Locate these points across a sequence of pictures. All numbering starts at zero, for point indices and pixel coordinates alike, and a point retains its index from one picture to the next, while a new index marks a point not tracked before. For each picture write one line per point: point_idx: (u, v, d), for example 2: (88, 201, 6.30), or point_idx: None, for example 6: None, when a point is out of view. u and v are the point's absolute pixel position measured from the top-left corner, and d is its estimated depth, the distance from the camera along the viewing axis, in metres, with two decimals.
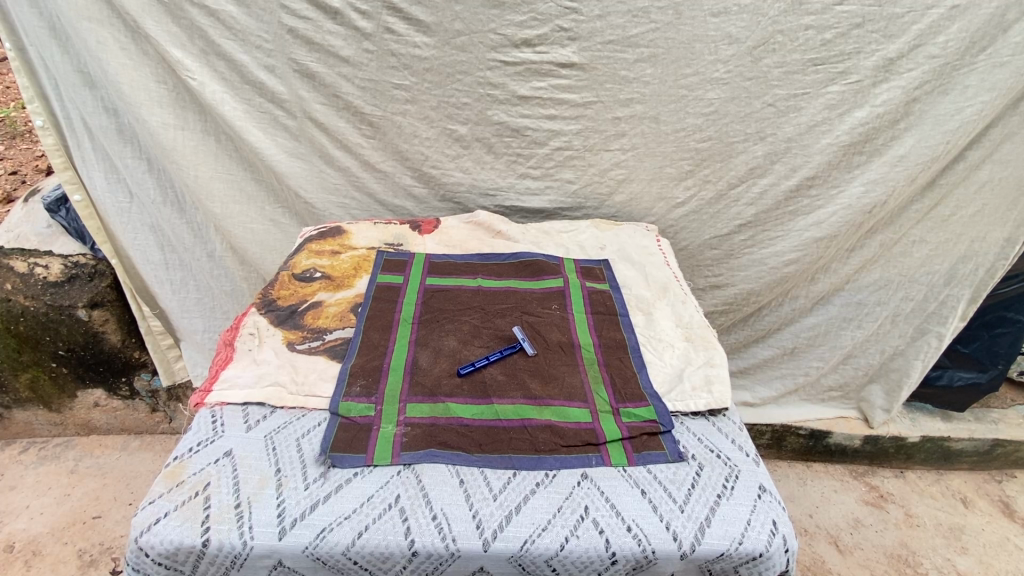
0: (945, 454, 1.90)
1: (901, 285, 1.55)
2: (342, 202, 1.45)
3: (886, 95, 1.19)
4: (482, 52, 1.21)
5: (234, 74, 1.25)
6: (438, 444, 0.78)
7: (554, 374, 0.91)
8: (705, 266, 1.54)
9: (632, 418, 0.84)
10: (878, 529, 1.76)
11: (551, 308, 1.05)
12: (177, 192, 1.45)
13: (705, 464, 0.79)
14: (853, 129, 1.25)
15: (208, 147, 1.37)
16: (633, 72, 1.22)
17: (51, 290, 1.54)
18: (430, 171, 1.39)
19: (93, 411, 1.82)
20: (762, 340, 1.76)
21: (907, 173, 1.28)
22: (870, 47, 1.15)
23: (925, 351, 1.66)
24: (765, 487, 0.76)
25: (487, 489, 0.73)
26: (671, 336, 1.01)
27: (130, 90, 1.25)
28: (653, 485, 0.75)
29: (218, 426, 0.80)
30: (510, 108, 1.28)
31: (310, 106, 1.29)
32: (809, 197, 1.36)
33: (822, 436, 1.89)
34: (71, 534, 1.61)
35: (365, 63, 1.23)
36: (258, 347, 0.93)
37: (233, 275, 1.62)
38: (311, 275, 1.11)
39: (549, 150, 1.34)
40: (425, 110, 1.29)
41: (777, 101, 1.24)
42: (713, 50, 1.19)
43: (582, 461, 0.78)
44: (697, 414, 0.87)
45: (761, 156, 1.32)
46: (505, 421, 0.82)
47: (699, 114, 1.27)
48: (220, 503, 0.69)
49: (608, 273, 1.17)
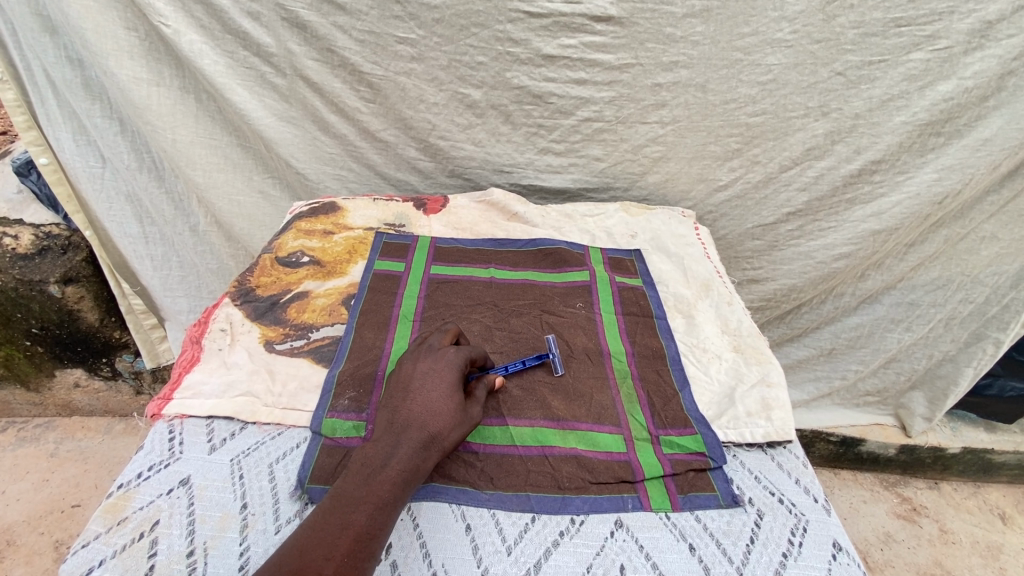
0: (985, 467, 1.76)
1: (962, 285, 1.38)
2: (338, 174, 1.29)
3: (978, 65, 1.01)
4: (502, 1, 1.02)
5: (214, 21, 1.08)
6: (439, 477, 0.64)
7: (579, 390, 0.76)
8: (744, 258, 1.38)
9: (674, 450, 0.70)
10: (911, 546, 1.63)
11: (576, 308, 0.89)
12: (154, 157, 1.30)
13: (764, 512, 0.64)
14: (934, 106, 1.07)
15: (187, 107, 1.20)
16: (679, 29, 1.04)
17: (20, 263, 1.38)
18: (437, 143, 1.22)
19: (74, 393, 1.71)
20: (796, 340, 1.61)
21: (990, 160, 1.11)
22: (966, 6, 0.96)
23: (978, 359, 1.49)
24: (840, 545, 0.62)
25: (498, 538, 0.60)
26: (717, 345, 0.86)
27: (94, 37, 1.09)
28: (703, 538, 0.61)
29: (174, 445, 0.66)
30: (532, 70, 1.10)
31: (301, 62, 1.11)
32: (872, 183, 1.19)
33: (855, 444, 1.75)
34: (48, 523, 1.50)
35: (364, 12, 1.05)
36: (229, 347, 0.78)
37: (220, 252, 1.48)
38: (297, 260, 0.95)
39: (575, 121, 1.17)
40: (433, 70, 1.12)
41: (847, 69, 1.06)
42: (778, 6, 1.00)
43: (616, 504, 0.64)
44: (752, 446, 0.72)
45: (821, 135, 1.14)
46: (521, 450, 0.68)
47: (754, 83, 1.09)
48: (169, 549, 0.56)
49: (640, 267, 1.02)
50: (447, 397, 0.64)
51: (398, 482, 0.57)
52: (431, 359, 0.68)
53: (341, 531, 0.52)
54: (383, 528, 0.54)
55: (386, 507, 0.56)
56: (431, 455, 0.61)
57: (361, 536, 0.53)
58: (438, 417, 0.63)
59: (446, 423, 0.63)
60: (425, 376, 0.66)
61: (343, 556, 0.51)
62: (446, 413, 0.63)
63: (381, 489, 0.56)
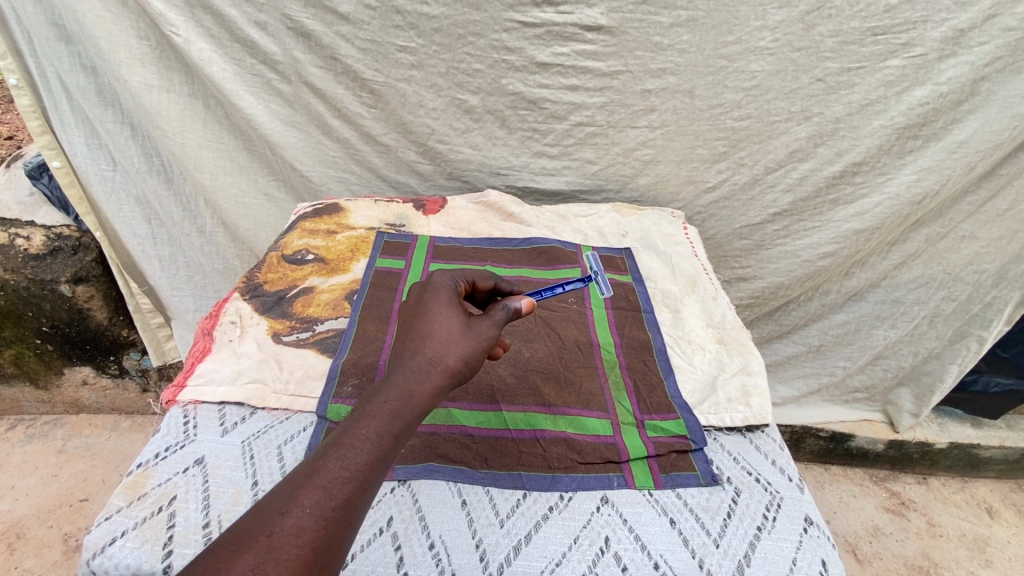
0: (972, 462, 1.80)
1: (945, 284, 1.43)
2: (340, 177, 1.34)
3: (952, 71, 1.06)
4: (498, 11, 1.07)
5: (222, 30, 1.13)
6: (437, 457, 0.69)
7: (570, 379, 0.81)
8: (732, 257, 1.43)
9: (658, 433, 0.74)
10: (899, 539, 1.66)
11: (568, 302, 0.94)
12: (163, 161, 1.35)
13: (742, 490, 0.69)
14: (911, 110, 1.12)
15: (196, 112, 1.25)
16: (667, 38, 1.09)
17: (32, 263, 1.43)
18: (436, 146, 1.27)
19: (82, 390, 1.75)
20: (785, 337, 1.66)
21: (966, 161, 1.15)
22: (939, 16, 1.01)
23: (962, 356, 1.53)
24: (812, 519, 0.66)
25: (492, 513, 0.64)
26: (701, 337, 0.91)
27: (108, 45, 1.14)
28: (683, 513, 0.65)
29: (189, 428, 0.71)
30: (527, 77, 1.15)
31: (305, 69, 1.16)
32: (854, 184, 1.24)
33: (844, 439, 1.79)
34: (57, 516, 1.54)
35: (366, 21, 1.10)
36: (239, 338, 0.83)
37: (226, 253, 1.52)
38: (302, 257, 1.00)
39: (568, 126, 1.22)
40: (432, 77, 1.17)
41: (827, 75, 1.11)
42: (760, 15, 1.05)
43: (602, 482, 0.68)
44: (732, 429, 0.77)
45: (804, 138, 1.19)
46: (514, 433, 0.73)
47: (739, 89, 1.14)
48: (186, 522, 0.60)
49: (630, 264, 1.07)
50: (443, 322, 0.62)
51: (380, 419, 0.53)
52: (432, 291, 0.66)
53: (306, 479, 0.48)
54: (362, 473, 0.49)
55: (367, 449, 0.51)
56: (426, 381, 0.56)
57: (330, 483, 0.48)
58: (432, 341, 0.59)
59: (444, 344, 0.59)
60: (424, 306, 0.64)
61: (306, 506, 0.46)
62: (441, 336, 0.60)
63: (359, 432, 0.52)
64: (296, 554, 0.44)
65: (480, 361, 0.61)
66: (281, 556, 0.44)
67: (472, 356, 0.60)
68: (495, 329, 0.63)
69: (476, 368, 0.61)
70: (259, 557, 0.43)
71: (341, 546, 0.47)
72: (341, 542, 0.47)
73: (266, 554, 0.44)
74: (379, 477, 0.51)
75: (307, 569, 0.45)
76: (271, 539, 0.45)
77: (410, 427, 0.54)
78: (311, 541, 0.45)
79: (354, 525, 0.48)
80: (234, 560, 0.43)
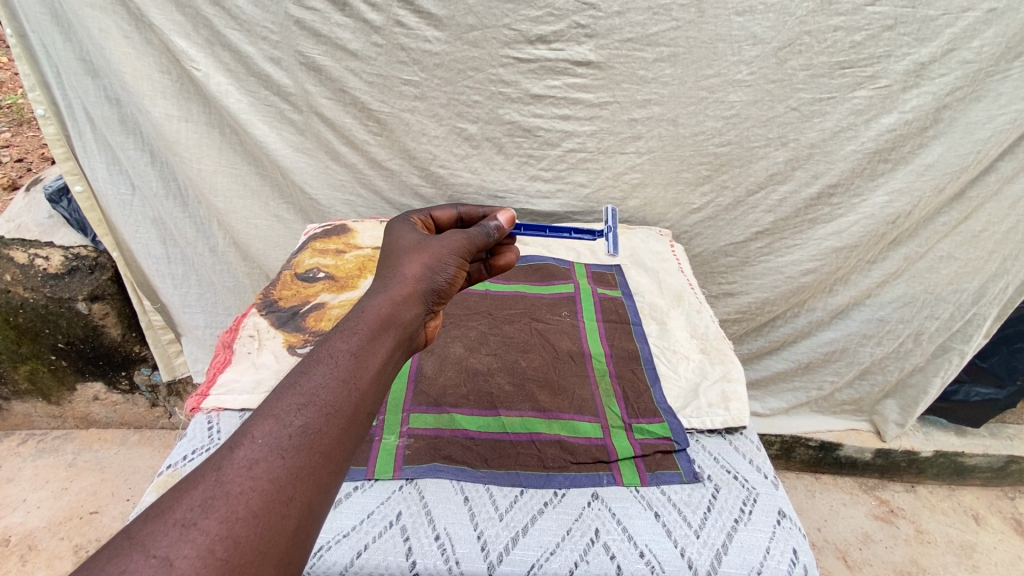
0: (958, 470, 1.84)
1: (926, 303, 1.50)
2: (346, 199, 1.42)
3: (915, 101, 1.15)
4: (495, 48, 1.16)
5: (239, 65, 1.22)
6: (441, 458, 0.75)
7: (563, 386, 0.87)
8: (719, 274, 1.50)
9: (645, 435, 0.81)
10: (888, 545, 1.70)
11: (561, 316, 1.01)
12: (179, 185, 1.42)
13: (721, 486, 0.75)
14: (879, 136, 1.20)
15: (212, 140, 1.34)
16: (651, 72, 1.18)
17: (51, 282, 1.50)
18: (437, 171, 1.35)
19: (93, 405, 1.80)
20: (774, 350, 1.72)
21: (934, 183, 1.24)
22: (901, 51, 1.10)
23: (944, 368, 1.59)
24: (785, 512, 0.72)
25: (492, 507, 0.70)
26: (686, 347, 0.98)
27: (133, 79, 1.22)
28: (667, 507, 0.72)
29: (213, 433, 0.77)
30: (522, 107, 1.24)
31: (316, 101, 1.25)
32: (831, 205, 1.32)
33: (833, 448, 1.83)
34: (68, 529, 1.58)
35: (373, 57, 1.19)
36: (257, 350, 0.90)
37: (235, 271, 1.59)
38: (314, 275, 1.07)
39: (561, 152, 1.30)
40: (434, 107, 1.25)
41: (801, 105, 1.20)
42: (737, 51, 1.14)
43: (593, 480, 0.75)
44: (713, 432, 0.84)
45: (782, 162, 1.28)
46: (512, 435, 0.79)
47: (719, 118, 1.23)
48: None
49: (621, 280, 1.14)
50: (405, 247, 0.68)
51: (336, 342, 0.54)
52: (390, 236, 0.72)
53: (258, 414, 0.47)
54: (321, 396, 0.49)
55: (323, 373, 0.51)
56: (389, 296, 0.60)
57: (285, 412, 0.47)
58: (396, 264, 0.65)
59: (405, 267, 0.64)
60: (387, 242, 0.71)
61: (258, 437, 0.45)
62: (402, 258, 0.66)
63: (316, 357, 0.52)
64: (251, 484, 0.43)
65: (454, 268, 0.67)
66: (233, 489, 0.42)
67: (438, 265, 0.66)
68: (464, 238, 0.69)
69: (450, 277, 0.66)
70: (208, 491, 0.42)
71: (307, 476, 0.45)
72: (307, 471, 0.45)
73: (216, 488, 0.42)
74: (343, 400, 0.50)
75: (265, 499, 0.43)
76: (221, 473, 0.43)
77: (373, 346, 0.55)
78: (268, 472, 0.44)
79: (320, 452, 0.47)
80: (180, 498, 0.41)
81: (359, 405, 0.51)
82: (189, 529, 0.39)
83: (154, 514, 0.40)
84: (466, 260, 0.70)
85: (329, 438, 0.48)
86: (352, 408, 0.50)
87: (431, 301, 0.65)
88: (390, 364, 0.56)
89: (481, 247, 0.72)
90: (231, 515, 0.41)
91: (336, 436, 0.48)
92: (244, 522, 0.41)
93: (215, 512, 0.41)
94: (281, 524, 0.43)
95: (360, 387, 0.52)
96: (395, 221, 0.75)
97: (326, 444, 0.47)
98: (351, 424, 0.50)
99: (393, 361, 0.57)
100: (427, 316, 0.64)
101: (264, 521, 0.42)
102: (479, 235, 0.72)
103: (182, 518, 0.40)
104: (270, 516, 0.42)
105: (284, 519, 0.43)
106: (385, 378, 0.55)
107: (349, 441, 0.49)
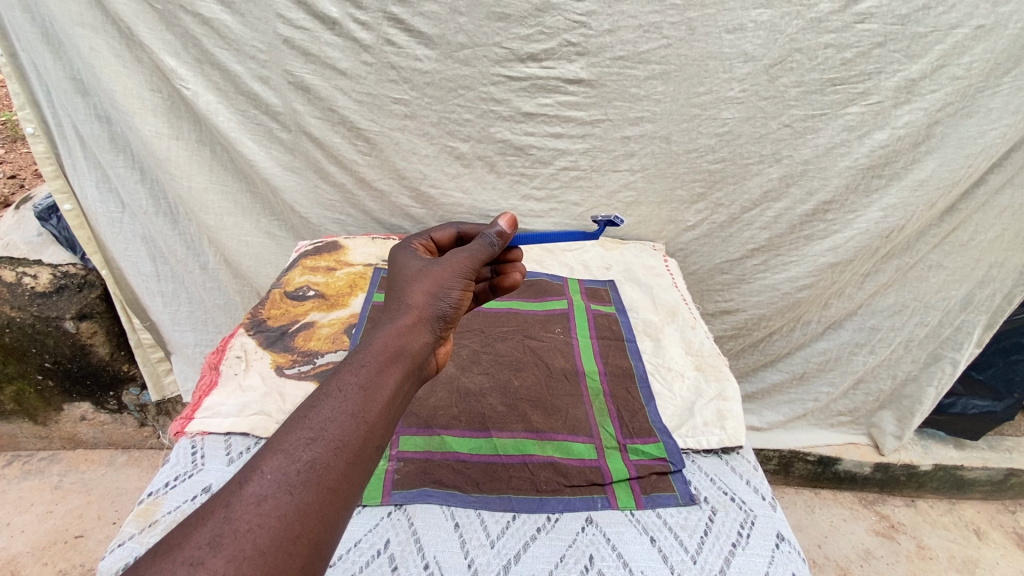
0: (958, 484, 1.81)
1: (915, 309, 1.49)
2: (336, 218, 1.41)
3: (907, 117, 1.15)
4: (485, 67, 1.17)
5: (228, 84, 1.21)
6: (432, 483, 0.74)
7: (557, 406, 0.86)
8: (715, 291, 1.50)
9: (639, 456, 0.80)
10: (890, 562, 1.67)
11: (554, 333, 1.00)
12: (169, 203, 1.41)
13: (718, 509, 0.73)
14: (872, 152, 1.20)
15: (203, 157, 1.33)
16: (643, 89, 1.18)
17: (39, 300, 1.49)
18: (428, 191, 1.35)
19: (80, 425, 1.77)
20: (771, 364, 1.71)
21: (927, 199, 1.24)
22: (891, 67, 1.11)
23: (938, 377, 1.58)
24: (784, 535, 0.70)
25: (484, 534, 0.68)
26: (681, 364, 0.96)
27: (123, 97, 1.22)
28: (663, 531, 0.70)
29: (197, 458, 0.75)
30: (513, 126, 1.24)
31: (304, 120, 1.24)
32: (825, 221, 1.32)
33: (832, 463, 1.81)
34: (52, 553, 1.54)
35: (363, 76, 1.19)
36: (244, 372, 0.88)
37: (226, 288, 1.57)
38: (304, 294, 1.06)
39: (553, 170, 1.30)
40: (425, 126, 1.25)
41: (794, 121, 1.20)
42: (728, 69, 1.15)
43: (587, 503, 0.73)
44: (709, 452, 0.82)
45: (775, 179, 1.28)
46: (505, 458, 0.78)
47: (712, 135, 1.23)
48: None
49: (614, 295, 1.13)
50: (411, 272, 0.65)
51: (345, 375, 0.52)
52: (398, 261, 0.69)
53: (267, 447, 0.46)
54: (329, 431, 0.47)
55: (332, 408, 0.49)
56: (394, 326, 0.57)
57: (294, 445, 0.46)
58: (399, 292, 0.62)
59: (410, 295, 0.61)
60: (393, 268, 0.68)
61: (267, 472, 0.44)
62: (407, 284, 0.63)
63: (324, 391, 0.50)
64: (259, 522, 0.42)
65: (459, 290, 0.63)
66: (242, 526, 0.41)
67: (442, 290, 0.62)
68: (466, 255, 0.65)
69: (456, 301, 0.63)
70: (216, 528, 0.41)
71: (315, 512, 0.44)
72: (315, 507, 0.44)
73: (225, 525, 0.41)
74: (350, 433, 0.48)
75: (272, 537, 0.41)
76: (229, 509, 0.42)
77: (381, 377, 0.53)
78: (276, 509, 0.43)
79: (328, 486, 0.45)
80: (188, 536, 0.40)
81: (367, 438, 0.49)
82: (197, 568, 0.38)
83: (163, 551, 0.39)
84: (471, 280, 0.65)
85: (337, 473, 0.46)
86: (360, 442, 0.48)
87: (439, 328, 0.62)
88: (399, 396, 0.54)
89: (485, 260, 0.67)
90: (238, 554, 0.40)
91: (344, 470, 0.46)
92: (251, 560, 0.40)
93: (223, 550, 0.40)
94: (287, 561, 0.42)
95: (368, 421, 0.50)
96: (399, 246, 0.73)
97: (334, 478, 0.46)
98: (359, 458, 0.48)
99: (402, 392, 0.55)
100: (436, 343, 0.61)
101: (272, 559, 0.41)
102: (480, 248, 0.66)
103: (190, 557, 0.39)
104: (277, 554, 0.41)
105: (291, 557, 0.42)
106: (394, 409, 0.53)
107: (357, 475, 0.48)
